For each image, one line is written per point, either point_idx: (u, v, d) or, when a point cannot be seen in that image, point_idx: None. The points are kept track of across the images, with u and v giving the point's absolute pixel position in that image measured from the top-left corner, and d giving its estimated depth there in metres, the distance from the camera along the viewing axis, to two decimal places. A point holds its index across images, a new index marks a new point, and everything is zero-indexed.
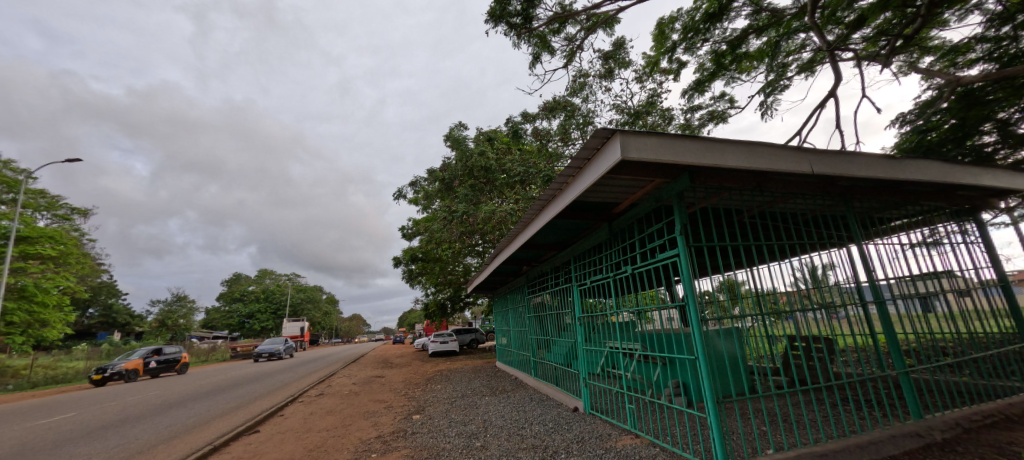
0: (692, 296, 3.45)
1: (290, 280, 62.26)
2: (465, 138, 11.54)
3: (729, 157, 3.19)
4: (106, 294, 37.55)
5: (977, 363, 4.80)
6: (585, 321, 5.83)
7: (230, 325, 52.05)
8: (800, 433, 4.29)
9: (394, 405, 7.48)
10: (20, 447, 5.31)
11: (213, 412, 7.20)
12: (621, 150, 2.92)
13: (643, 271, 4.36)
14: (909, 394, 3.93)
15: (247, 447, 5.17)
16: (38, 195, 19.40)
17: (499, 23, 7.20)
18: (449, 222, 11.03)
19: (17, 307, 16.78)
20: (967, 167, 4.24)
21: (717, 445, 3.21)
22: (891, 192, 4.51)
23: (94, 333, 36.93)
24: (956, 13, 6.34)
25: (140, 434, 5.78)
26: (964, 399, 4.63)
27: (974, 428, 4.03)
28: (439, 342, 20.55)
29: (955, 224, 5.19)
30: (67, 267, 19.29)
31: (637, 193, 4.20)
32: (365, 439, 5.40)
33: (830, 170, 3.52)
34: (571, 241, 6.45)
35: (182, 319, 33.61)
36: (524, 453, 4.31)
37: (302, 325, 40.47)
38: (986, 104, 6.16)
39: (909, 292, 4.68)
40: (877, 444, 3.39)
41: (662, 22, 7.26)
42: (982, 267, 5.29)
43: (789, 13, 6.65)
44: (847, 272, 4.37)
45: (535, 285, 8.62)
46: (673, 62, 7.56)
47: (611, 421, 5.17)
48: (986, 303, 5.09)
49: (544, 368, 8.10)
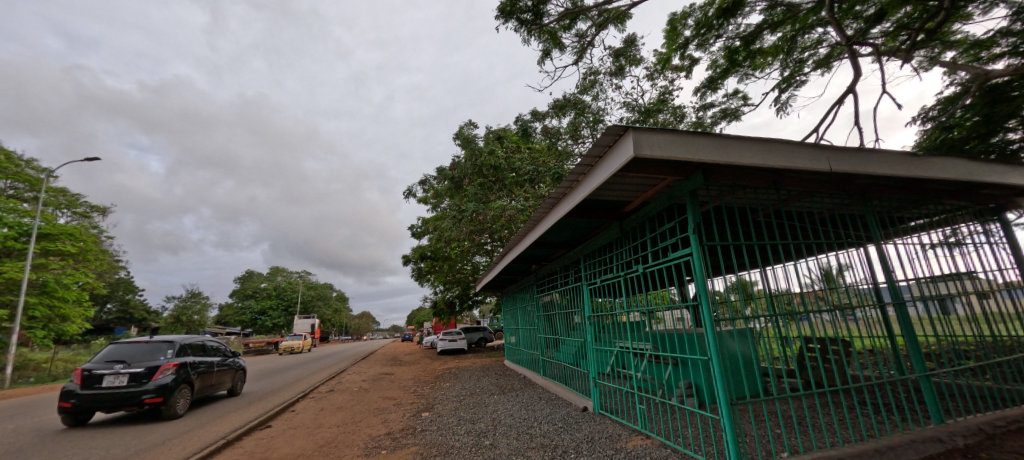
0: (706, 296, 3.38)
1: (301, 278, 63.23)
2: (476, 136, 11.40)
3: (744, 155, 3.12)
4: (124, 290, 38.39)
5: (1001, 367, 4.64)
6: (594, 320, 5.79)
7: (243, 321, 52.91)
8: (817, 436, 4.23)
9: (403, 403, 7.52)
10: (39, 440, 5.40)
11: (225, 406, 7.32)
12: (634, 147, 2.87)
13: (655, 270, 4.32)
14: (930, 399, 3.82)
15: (259, 442, 5.23)
16: (59, 193, 19.96)
17: (510, 19, 7.17)
18: (459, 220, 11.09)
19: (40, 302, 17.29)
20: (993, 164, 4.10)
21: (730, 447, 3.13)
22: (912, 190, 4.38)
23: (111, 328, 37.93)
24: (981, 6, 6.15)
25: (155, 427, 5.91)
26: (988, 403, 4.48)
27: (999, 434, 3.89)
28: (447, 340, 20.68)
29: (978, 224, 5.03)
30: (87, 263, 19.78)
31: (649, 191, 4.16)
32: (375, 435, 5.44)
33: (849, 167, 3.41)
34: (582, 240, 6.39)
35: (196, 316, 34.69)
36: (533, 452, 4.30)
37: (312, 322, 40.87)
38: (1010, 100, 5.97)
39: (930, 294, 4.55)
40: (896, 449, 3.29)
41: (674, 18, 7.15)
42: (1006, 268, 5.13)
43: (805, 8, 6.50)
44: (861, 273, 4.26)
45: (544, 283, 8.55)
46: (685, 59, 7.44)
47: (621, 421, 5.13)
48: (1011, 306, 4.91)
49: (553, 368, 8.06)
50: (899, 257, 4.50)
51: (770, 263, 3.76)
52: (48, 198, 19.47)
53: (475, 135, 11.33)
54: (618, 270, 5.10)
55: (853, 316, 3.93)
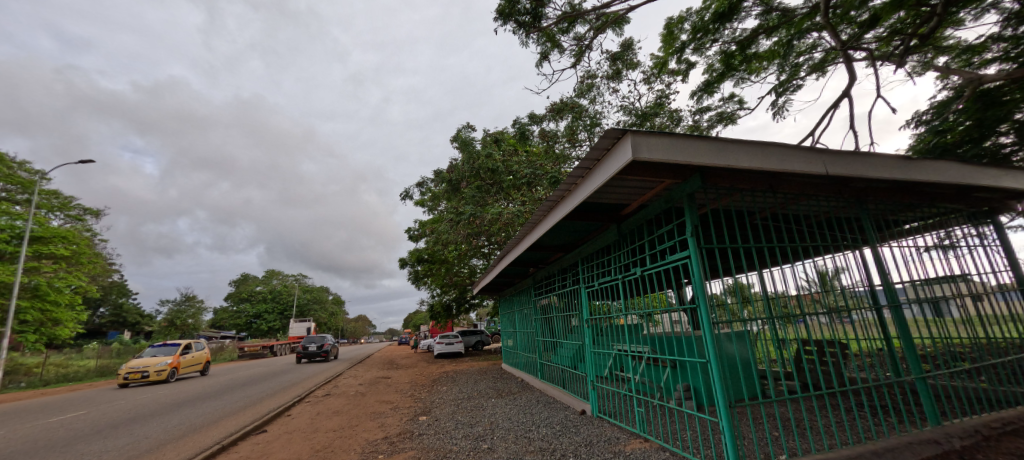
0: (704, 299, 3.39)
1: (297, 281, 62.90)
2: (473, 139, 11.34)
3: (742, 158, 3.13)
4: (118, 293, 38.05)
5: (996, 369, 4.67)
6: (592, 322, 5.78)
7: (238, 325, 52.51)
8: (819, 438, 4.24)
9: (400, 406, 7.48)
10: (31, 445, 5.33)
11: (220, 411, 7.24)
12: (632, 150, 2.88)
13: (653, 273, 4.33)
14: (926, 400, 3.84)
15: (254, 446, 5.18)
16: (52, 195, 19.87)
17: (508, 21, 7.20)
18: (456, 223, 11.08)
19: (31, 306, 17.09)
20: (986, 167, 4.15)
21: (729, 449, 3.12)
22: (908, 194, 4.41)
23: (103, 332, 37.53)
24: (972, 12, 6.24)
25: (150, 432, 5.85)
26: (983, 405, 4.50)
27: (994, 435, 3.90)
28: (444, 344, 20.60)
29: (972, 227, 5.08)
30: (80, 266, 19.58)
31: (648, 194, 4.17)
32: (372, 440, 5.40)
33: (846, 171, 3.43)
34: (579, 242, 6.37)
35: (190, 319, 34.42)
36: (531, 456, 4.27)
37: (308, 325, 40.58)
38: (1001, 104, 6.04)
39: (924, 296, 4.59)
40: (893, 451, 3.30)
41: (671, 22, 7.20)
42: (999, 270, 5.17)
43: (800, 13, 6.55)
44: (858, 276, 4.29)
45: (542, 286, 8.53)
46: (681, 63, 7.48)
47: (619, 425, 5.11)
48: (1005, 308, 4.95)
49: (551, 371, 8.04)
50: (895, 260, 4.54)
51: (770, 266, 3.75)
52: (40, 200, 19.35)
53: (473, 138, 11.29)
54: (616, 273, 5.10)
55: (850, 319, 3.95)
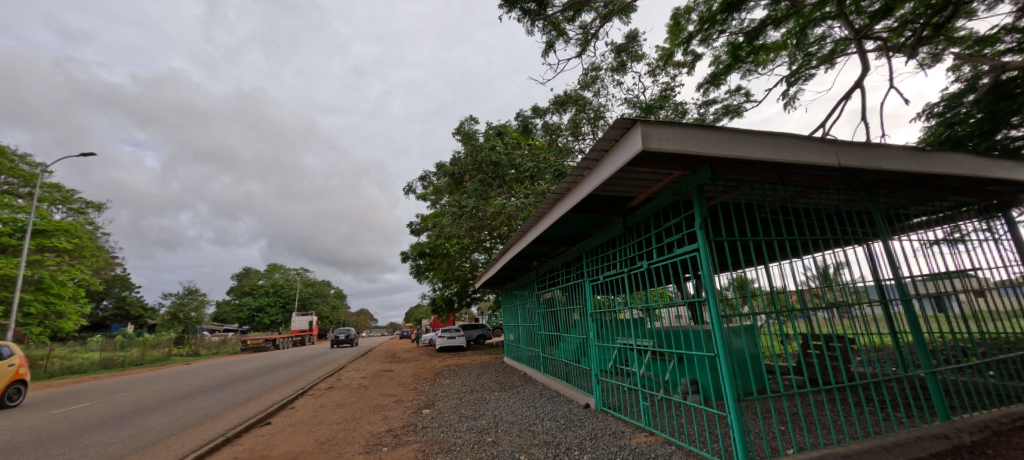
0: (713, 292, 3.34)
1: (299, 275, 63.06)
2: (476, 132, 11.28)
3: (753, 149, 3.07)
4: (121, 286, 38.25)
5: (1005, 364, 4.64)
6: (596, 316, 5.76)
7: (240, 318, 52.77)
8: (826, 433, 4.20)
9: (403, 399, 7.49)
10: (36, 436, 5.34)
11: (224, 403, 7.26)
12: (642, 139, 2.81)
13: (660, 266, 4.27)
14: (936, 395, 3.81)
15: (259, 439, 5.18)
16: (53, 188, 19.88)
17: (513, 9, 7.09)
18: (458, 217, 11.04)
19: (35, 299, 17.21)
20: (1000, 160, 4.08)
21: (738, 444, 3.09)
22: (920, 187, 4.34)
23: (107, 325, 37.75)
24: (986, 2, 6.11)
25: (153, 423, 5.86)
26: (992, 401, 4.47)
27: (1003, 431, 3.87)
28: (446, 337, 20.67)
29: (983, 221, 5.02)
30: (83, 259, 19.63)
31: (655, 186, 4.11)
32: (376, 432, 5.41)
33: (859, 163, 3.36)
34: (584, 236, 6.31)
35: (193, 312, 34.62)
36: (536, 449, 4.26)
37: (310, 319, 40.74)
38: (1014, 97, 5.93)
39: (933, 291, 4.55)
40: (903, 446, 3.27)
41: (678, 12, 7.07)
42: (1009, 265, 5.12)
43: (810, 3, 6.43)
44: (864, 270, 4.25)
45: (545, 280, 8.49)
46: (688, 54, 7.37)
47: (624, 418, 5.10)
48: (1014, 302, 4.91)
49: (554, 365, 8.03)
50: (902, 254, 4.49)
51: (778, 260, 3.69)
52: (42, 194, 19.36)
53: (476, 130, 11.21)
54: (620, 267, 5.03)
55: (856, 313, 3.92)
